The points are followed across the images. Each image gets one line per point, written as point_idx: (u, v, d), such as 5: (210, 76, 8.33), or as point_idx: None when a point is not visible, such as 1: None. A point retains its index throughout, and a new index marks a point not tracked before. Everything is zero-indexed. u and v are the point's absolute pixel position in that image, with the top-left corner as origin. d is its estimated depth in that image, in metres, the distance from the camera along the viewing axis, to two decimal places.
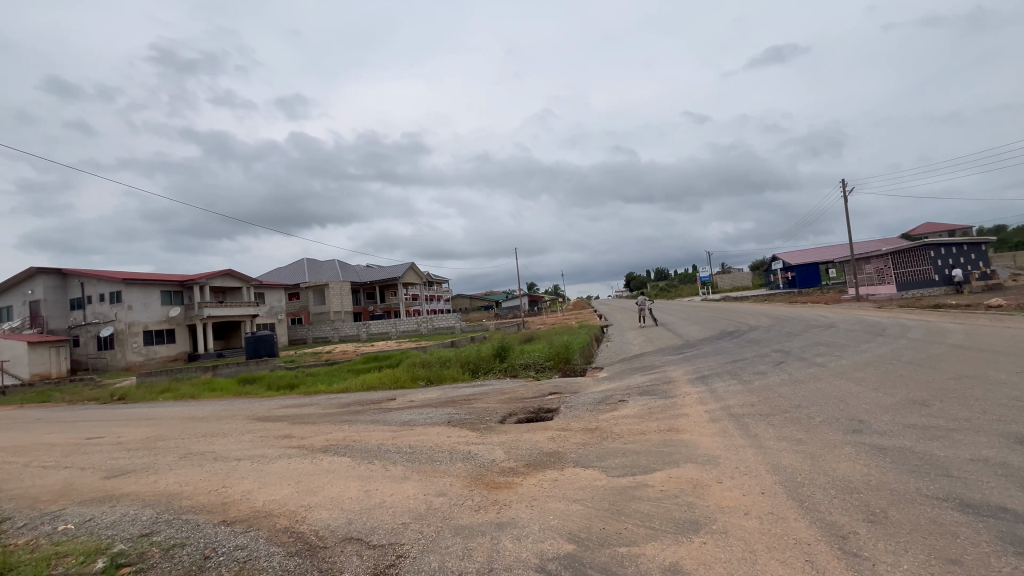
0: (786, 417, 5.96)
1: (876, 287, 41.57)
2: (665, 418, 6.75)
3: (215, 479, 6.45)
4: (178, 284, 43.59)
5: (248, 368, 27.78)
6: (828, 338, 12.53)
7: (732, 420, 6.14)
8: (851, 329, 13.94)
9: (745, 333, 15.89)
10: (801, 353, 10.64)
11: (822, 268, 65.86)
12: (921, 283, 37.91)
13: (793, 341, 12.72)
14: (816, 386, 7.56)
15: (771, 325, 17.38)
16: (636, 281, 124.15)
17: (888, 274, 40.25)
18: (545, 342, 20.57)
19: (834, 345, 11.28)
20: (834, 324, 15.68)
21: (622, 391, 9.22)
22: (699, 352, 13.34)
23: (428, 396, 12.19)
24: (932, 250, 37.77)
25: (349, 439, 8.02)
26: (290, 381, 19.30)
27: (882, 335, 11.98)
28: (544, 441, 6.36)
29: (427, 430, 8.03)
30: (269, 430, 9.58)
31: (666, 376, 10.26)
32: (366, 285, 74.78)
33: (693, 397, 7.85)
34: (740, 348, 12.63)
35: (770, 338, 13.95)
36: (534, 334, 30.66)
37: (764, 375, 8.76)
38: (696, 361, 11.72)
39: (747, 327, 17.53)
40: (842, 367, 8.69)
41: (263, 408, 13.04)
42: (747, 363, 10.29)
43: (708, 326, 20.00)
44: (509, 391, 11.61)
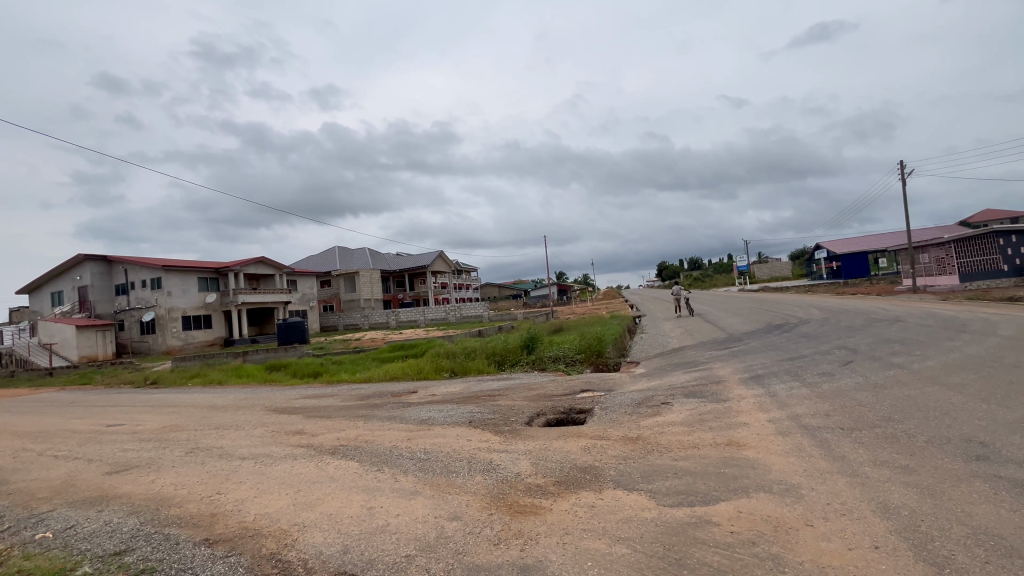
0: (876, 433, 4.86)
1: (935, 278, 38.49)
2: (720, 429, 5.71)
3: (211, 483, 5.84)
4: (214, 271, 44.58)
5: (277, 354, 27.94)
6: (899, 334, 11.10)
7: (807, 435, 5.06)
8: (924, 324, 12.35)
9: (797, 327, 14.48)
10: (870, 350, 9.31)
11: (871, 258, 61.94)
12: (988, 274, 34.77)
13: (857, 336, 11.32)
14: (902, 392, 6.35)
15: (825, 318, 15.85)
16: (669, 271, 120.77)
17: (950, 264, 37.14)
18: (576, 333, 19.57)
19: (909, 342, 9.89)
20: (899, 318, 14.09)
21: (665, 391, 8.18)
22: (746, 346, 12.09)
23: (451, 390, 11.46)
24: (1002, 237, 34.56)
25: (361, 439, 7.34)
26: (314, 369, 19.04)
27: (964, 331, 10.48)
28: (577, 453, 5.46)
29: (446, 432, 7.25)
30: (282, 425, 9.03)
31: (712, 375, 9.14)
32: (396, 273, 75.18)
33: (750, 401, 6.76)
34: (795, 344, 11.32)
35: (828, 332, 12.55)
36: (564, 324, 29.62)
37: (832, 377, 7.57)
38: (745, 358, 10.52)
39: (797, 320, 16.07)
40: (928, 369, 7.40)
41: (283, 398, 12.62)
42: (808, 361, 9.05)
43: (752, 318, 18.56)
44: (536, 387, 10.73)
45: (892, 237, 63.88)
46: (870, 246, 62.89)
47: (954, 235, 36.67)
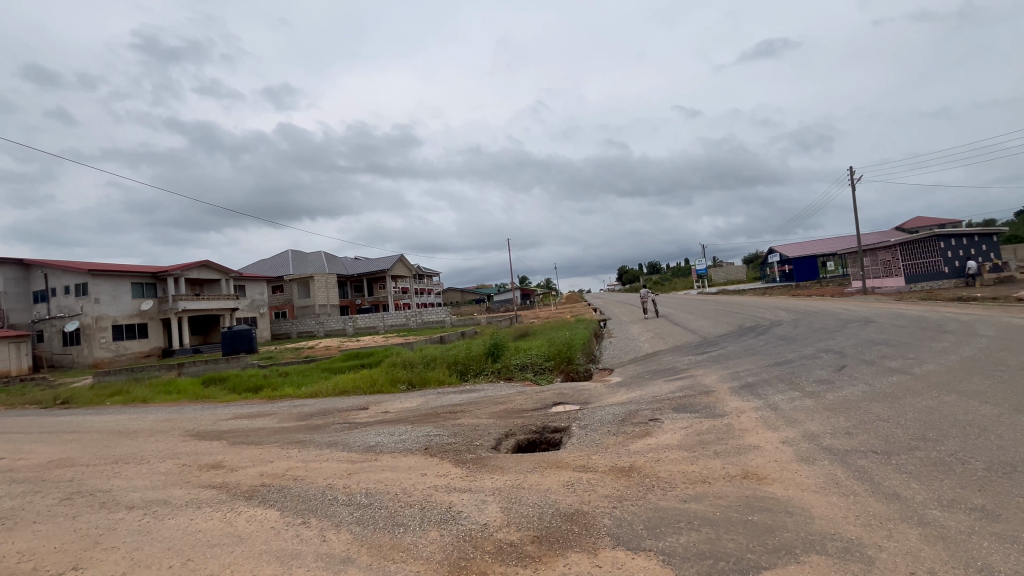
0: (922, 459, 4.00)
1: (882, 280, 40.13)
2: (727, 454, 4.74)
3: (71, 551, 4.32)
4: (151, 275, 40.91)
5: (218, 367, 25.45)
6: (877, 335, 10.72)
7: (838, 462, 4.16)
8: (897, 325, 12.08)
9: (770, 329, 14.04)
10: (857, 353, 8.75)
11: (820, 261, 64.60)
12: (931, 275, 36.47)
13: (837, 338, 10.82)
14: (917, 401, 5.62)
15: (795, 320, 15.58)
16: (630, 274, 122.65)
17: (896, 266, 38.79)
18: (543, 339, 18.52)
19: (893, 343, 9.44)
20: (868, 319, 13.93)
21: (650, 405, 7.20)
22: (724, 351, 11.40)
23: (406, 406, 10.11)
24: (942, 241, 36.40)
25: (290, 475, 5.93)
26: (255, 384, 17.10)
27: (942, 331, 10.17)
28: (559, 493, 4.33)
29: (396, 463, 5.96)
30: (197, 456, 7.43)
31: (697, 384, 8.28)
32: (354, 278, 72.21)
33: (751, 417, 5.85)
34: (776, 348, 10.71)
35: (804, 334, 12.08)
36: (529, 330, 28.54)
37: (831, 385, 6.81)
38: (726, 363, 9.77)
39: (767, 322, 15.70)
40: (932, 373, 6.76)
41: (209, 419, 10.87)
42: (798, 367, 8.34)
43: (721, 321, 18.15)
44: (502, 400, 9.58)
45: (838, 242, 66.96)
46: (819, 250, 65.62)
47: (899, 239, 38.38)
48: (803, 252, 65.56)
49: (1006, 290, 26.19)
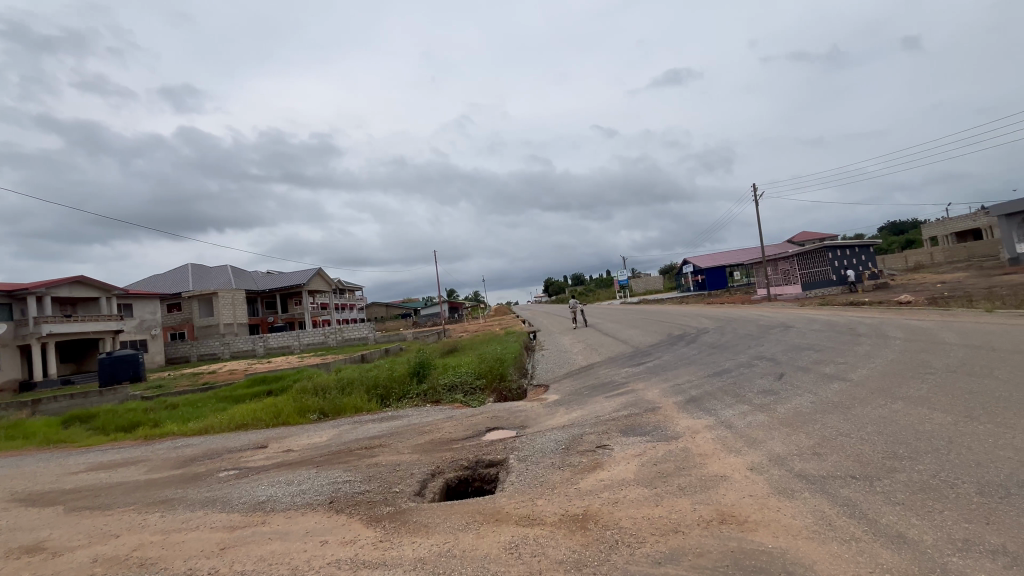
0: (908, 484, 3.54)
1: (783, 288, 43.74)
2: (693, 489, 4.05)
3: None
4: (5, 294, 34.38)
5: (88, 401, 21.49)
6: (801, 340, 10.95)
7: (820, 494, 3.60)
8: (814, 329, 12.55)
9: (699, 337, 14.12)
10: (791, 360, 8.69)
11: (728, 271, 69.79)
12: (822, 283, 40.35)
13: (765, 345, 10.91)
14: (869, 410, 5.34)
15: (719, 327, 15.93)
16: (556, 286, 125.33)
17: (794, 275, 42.48)
18: (473, 355, 17.49)
19: (819, 348, 9.56)
20: (785, 324, 14.49)
21: (595, 428, 6.45)
22: (660, 362, 11.10)
23: (314, 441, 8.60)
24: (831, 251, 40.44)
25: (137, 556, 4.39)
26: (130, 421, 14.35)
27: (858, 335, 10.55)
28: (501, 564, 3.35)
29: (289, 527, 4.64)
30: (11, 534, 5.51)
31: (641, 399, 7.71)
32: (266, 294, 66.46)
33: (707, 438, 5.28)
34: (710, 357, 10.55)
35: (733, 342, 12.16)
36: (458, 345, 27.40)
37: (777, 395, 6.51)
38: (665, 375, 9.38)
39: (695, 330, 15.91)
40: (869, 378, 6.67)
41: (54, 474, 8.58)
42: (738, 377, 8.06)
43: (650, 330, 18.26)
44: (428, 428, 8.41)
45: (742, 253, 72.82)
46: (727, 261, 70.88)
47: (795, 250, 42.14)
48: (713, 263, 70.46)
49: (886, 295, 29.35)
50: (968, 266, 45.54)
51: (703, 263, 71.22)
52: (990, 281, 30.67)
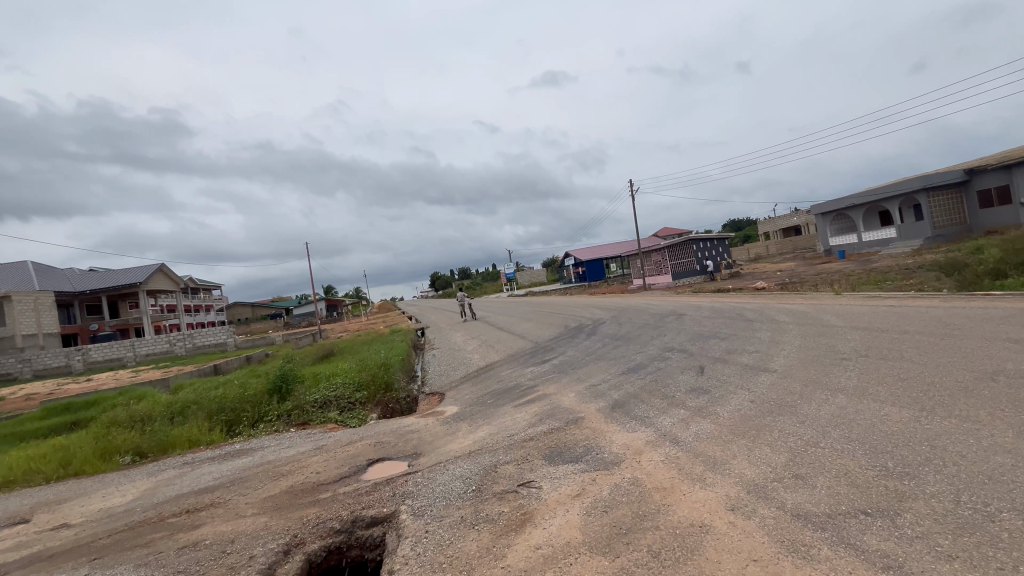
0: (940, 521, 2.70)
1: (656, 278, 47.25)
2: (671, 557, 2.84)
3: None
4: None
5: None
6: (700, 328, 10.80)
7: (846, 551, 2.59)
8: (706, 317, 12.70)
9: (597, 328, 13.65)
10: (701, 351, 8.25)
11: (606, 263, 74.22)
12: (688, 273, 44.33)
13: (668, 335, 10.57)
14: (818, 409, 4.71)
15: (612, 317, 15.81)
16: (443, 281, 123.00)
17: (665, 265, 46.07)
18: (352, 360, 15.16)
19: (721, 335, 9.39)
20: (674, 312, 14.71)
21: (512, 454, 5.07)
22: (565, 358, 10.18)
23: (108, 507, 5.93)
24: (694, 244, 44.60)
25: None
26: None
27: (749, 321, 10.71)
28: None
29: None
30: None
31: (558, 407, 6.53)
32: (86, 296, 54.20)
33: (656, 461, 4.19)
34: (617, 350, 9.87)
35: (634, 332, 11.77)
36: (334, 349, 24.31)
37: (710, 395, 5.75)
38: (576, 373, 8.39)
39: (590, 321, 15.59)
40: (792, 368, 6.26)
41: None
42: (656, 373, 7.32)
43: (544, 323, 17.62)
44: (288, 469, 6.27)
45: (617, 247, 78.10)
46: (604, 254, 75.39)
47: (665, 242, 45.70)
48: (592, 256, 74.42)
49: (741, 282, 32.90)
50: (794, 257, 53.82)
51: (583, 256, 74.84)
52: (815, 269, 36.11)
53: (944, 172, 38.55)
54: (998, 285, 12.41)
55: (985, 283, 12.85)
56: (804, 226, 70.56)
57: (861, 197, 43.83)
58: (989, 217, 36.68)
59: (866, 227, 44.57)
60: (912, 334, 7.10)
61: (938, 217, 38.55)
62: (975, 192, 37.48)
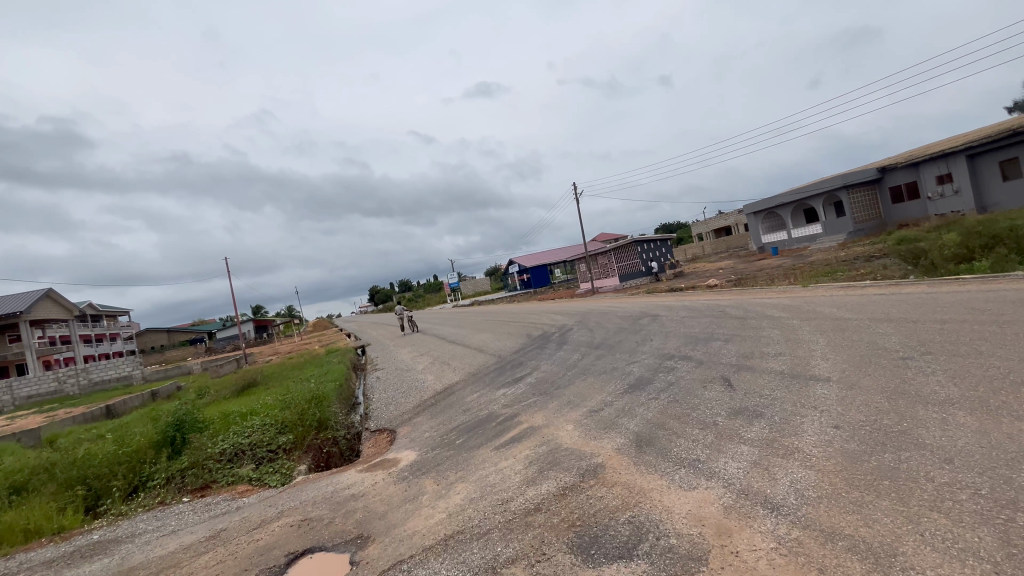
0: None
1: (604, 281, 47.10)
2: None
3: None
4: None
5: None
6: (688, 329, 9.53)
7: None
8: (685, 316, 11.54)
9: (567, 336, 12.13)
10: (712, 357, 6.85)
11: (550, 269, 73.95)
12: (634, 274, 44.50)
13: (656, 339, 9.21)
14: (953, 436, 3.30)
15: (579, 322, 14.37)
16: (383, 295, 118.13)
17: (611, 268, 46.00)
18: (278, 392, 12.65)
19: (720, 337, 8.12)
20: (645, 313, 13.52)
21: (517, 543, 3.24)
22: (541, 374, 8.48)
23: None
24: (639, 245, 44.84)
25: None
26: None
27: (740, 318, 9.58)
28: None
29: None
30: None
31: (558, 448, 4.79)
32: None
33: (767, 551, 2.57)
34: (603, 361, 8.33)
35: (614, 338, 10.32)
36: (258, 377, 21.13)
37: (768, 418, 4.26)
38: (564, 395, 6.70)
39: (555, 329, 14.07)
40: (851, 375, 4.93)
41: None
42: (671, 390, 5.79)
43: (503, 333, 15.87)
44: None
45: (560, 252, 78.13)
46: (548, 260, 75.03)
47: (610, 245, 45.61)
48: (537, 262, 73.82)
49: (689, 281, 33.00)
50: (729, 256, 55.87)
51: (528, 263, 74.05)
52: (755, 266, 37.11)
53: (860, 171, 41.18)
54: (964, 270, 12.27)
55: (948, 267, 12.73)
56: (734, 226, 74.05)
57: (789, 196, 46.04)
58: (901, 211, 39.57)
59: (795, 223, 46.91)
60: (955, 323, 6.07)
61: (857, 213, 41.09)
62: (888, 188, 40.32)
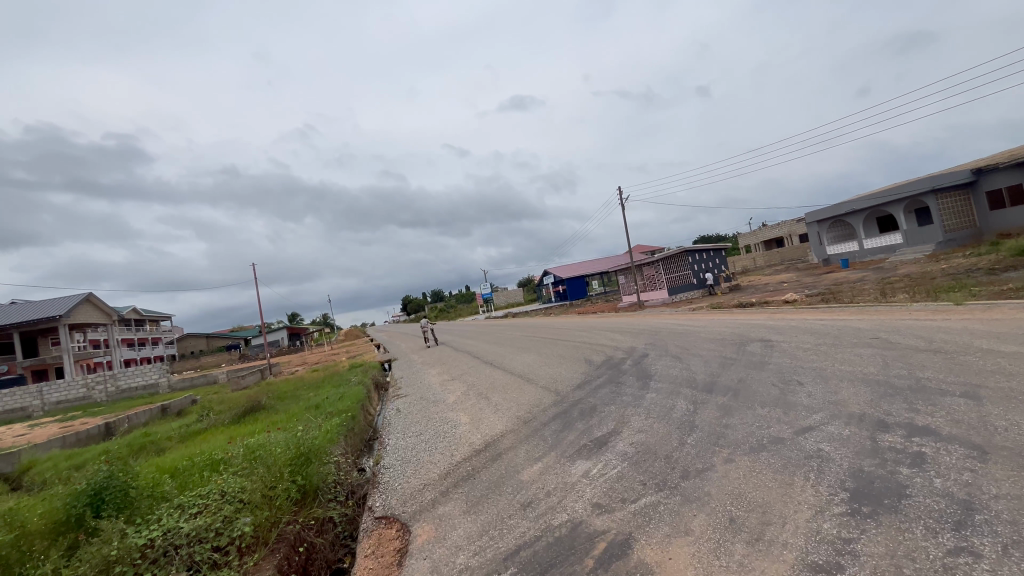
0: None
1: (650, 293, 43.42)
2: None
3: None
4: None
5: None
6: (852, 367, 6.33)
7: None
8: (819, 343, 8.26)
9: (647, 367, 9.02)
10: (990, 438, 3.68)
11: (587, 280, 70.44)
12: (684, 287, 40.74)
13: (807, 382, 6.03)
14: None
15: (653, 346, 11.21)
16: (415, 304, 117.22)
17: (658, 280, 42.33)
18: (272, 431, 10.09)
19: (944, 388, 4.90)
20: (745, 337, 10.26)
21: None
22: (636, 435, 5.44)
23: None
24: (689, 255, 41.03)
25: None
26: None
27: (936, 352, 6.25)
28: None
29: None
30: None
31: None
32: None
33: None
34: (742, 419, 5.21)
35: (727, 376, 7.17)
36: (269, 395, 18.76)
37: None
38: (713, 499, 3.66)
39: (622, 354, 10.98)
40: None
41: None
42: (988, 527, 2.67)
43: (551, 356, 12.89)
44: None
45: (597, 263, 74.52)
46: (585, 271, 71.52)
47: (658, 255, 41.93)
48: (573, 273, 70.44)
49: (755, 296, 29.15)
50: (787, 268, 50.99)
51: (564, 274, 70.74)
52: (828, 279, 32.79)
53: (950, 173, 36.29)
54: None
55: None
56: (788, 237, 68.63)
57: (861, 202, 41.31)
58: (1000, 219, 34.49)
59: (867, 233, 42.10)
60: None
61: (948, 221, 36.11)
62: (984, 193, 35.32)
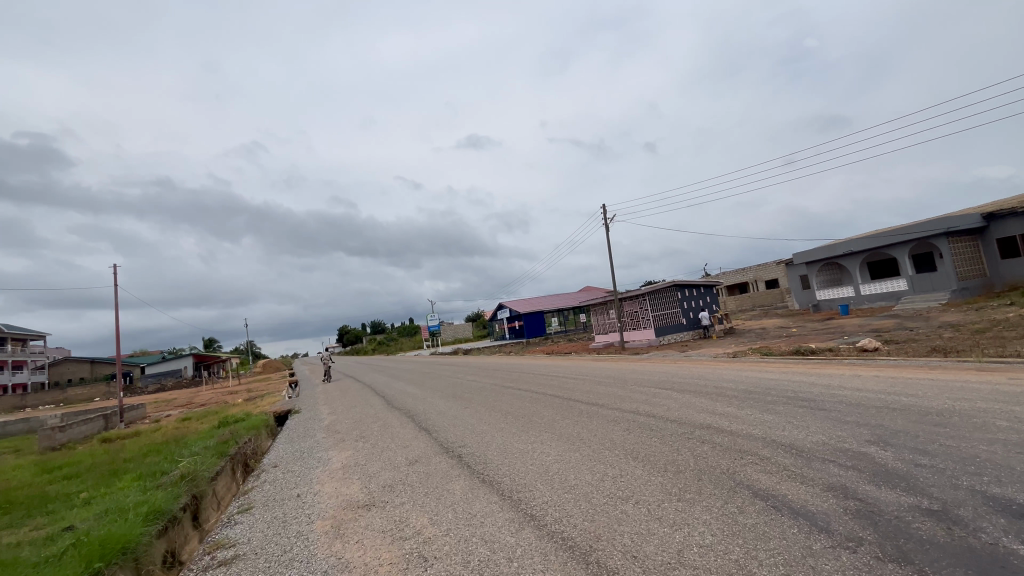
0: None
1: (631, 333, 36.86)
2: None
3: None
4: None
5: None
6: None
7: None
8: None
9: None
10: None
11: (546, 317, 63.34)
12: (673, 328, 34.71)
13: None
14: None
15: (961, 468, 3.87)
16: (350, 335, 105.48)
17: (641, 317, 35.95)
18: None
19: None
20: None
21: None
22: None
23: None
24: (678, 291, 35.21)
25: None
26: None
27: None
28: None
29: None
30: None
31: None
32: None
33: None
34: None
35: None
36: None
37: None
38: None
39: (903, 497, 3.55)
40: None
41: None
42: None
43: (622, 466, 5.23)
44: None
45: (558, 299, 67.59)
46: (544, 306, 64.54)
47: (643, 287, 35.50)
48: (531, 308, 63.13)
49: (783, 340, 23.06)
50: (768, 314, 46.52)
51: (521, 308, 63.28)
52: (850, 325, 27.63)
53: (959, 216, 33.01)
54: None
55: None
56: (755, 283, 65.44)
57: (859, 243, 37.49)
58: (1014, 268, 31.41)
59: (863, 278, 38.26)
60: None
61: (961, 267, 32.49)
62: (995, 240, 32.22)
